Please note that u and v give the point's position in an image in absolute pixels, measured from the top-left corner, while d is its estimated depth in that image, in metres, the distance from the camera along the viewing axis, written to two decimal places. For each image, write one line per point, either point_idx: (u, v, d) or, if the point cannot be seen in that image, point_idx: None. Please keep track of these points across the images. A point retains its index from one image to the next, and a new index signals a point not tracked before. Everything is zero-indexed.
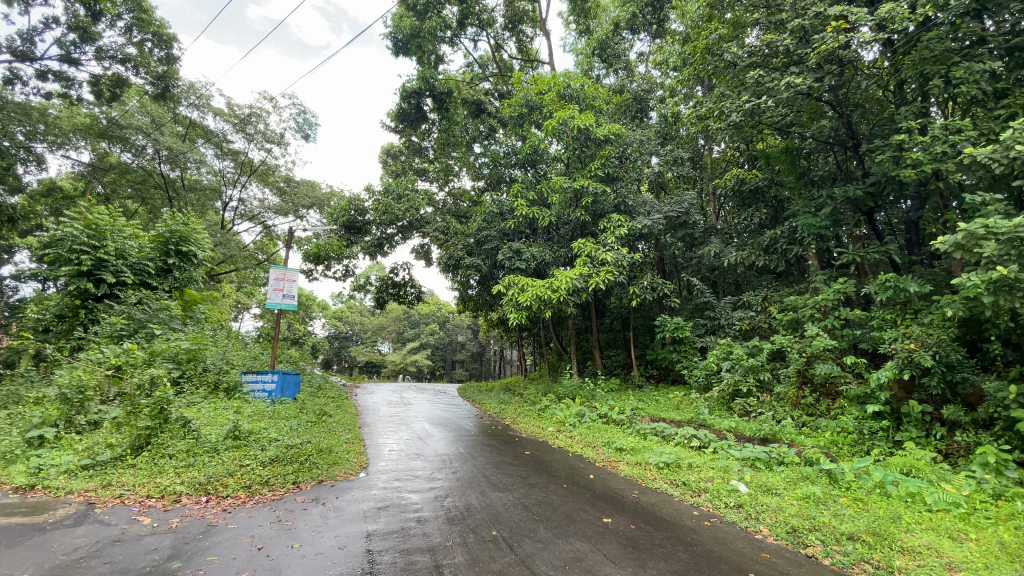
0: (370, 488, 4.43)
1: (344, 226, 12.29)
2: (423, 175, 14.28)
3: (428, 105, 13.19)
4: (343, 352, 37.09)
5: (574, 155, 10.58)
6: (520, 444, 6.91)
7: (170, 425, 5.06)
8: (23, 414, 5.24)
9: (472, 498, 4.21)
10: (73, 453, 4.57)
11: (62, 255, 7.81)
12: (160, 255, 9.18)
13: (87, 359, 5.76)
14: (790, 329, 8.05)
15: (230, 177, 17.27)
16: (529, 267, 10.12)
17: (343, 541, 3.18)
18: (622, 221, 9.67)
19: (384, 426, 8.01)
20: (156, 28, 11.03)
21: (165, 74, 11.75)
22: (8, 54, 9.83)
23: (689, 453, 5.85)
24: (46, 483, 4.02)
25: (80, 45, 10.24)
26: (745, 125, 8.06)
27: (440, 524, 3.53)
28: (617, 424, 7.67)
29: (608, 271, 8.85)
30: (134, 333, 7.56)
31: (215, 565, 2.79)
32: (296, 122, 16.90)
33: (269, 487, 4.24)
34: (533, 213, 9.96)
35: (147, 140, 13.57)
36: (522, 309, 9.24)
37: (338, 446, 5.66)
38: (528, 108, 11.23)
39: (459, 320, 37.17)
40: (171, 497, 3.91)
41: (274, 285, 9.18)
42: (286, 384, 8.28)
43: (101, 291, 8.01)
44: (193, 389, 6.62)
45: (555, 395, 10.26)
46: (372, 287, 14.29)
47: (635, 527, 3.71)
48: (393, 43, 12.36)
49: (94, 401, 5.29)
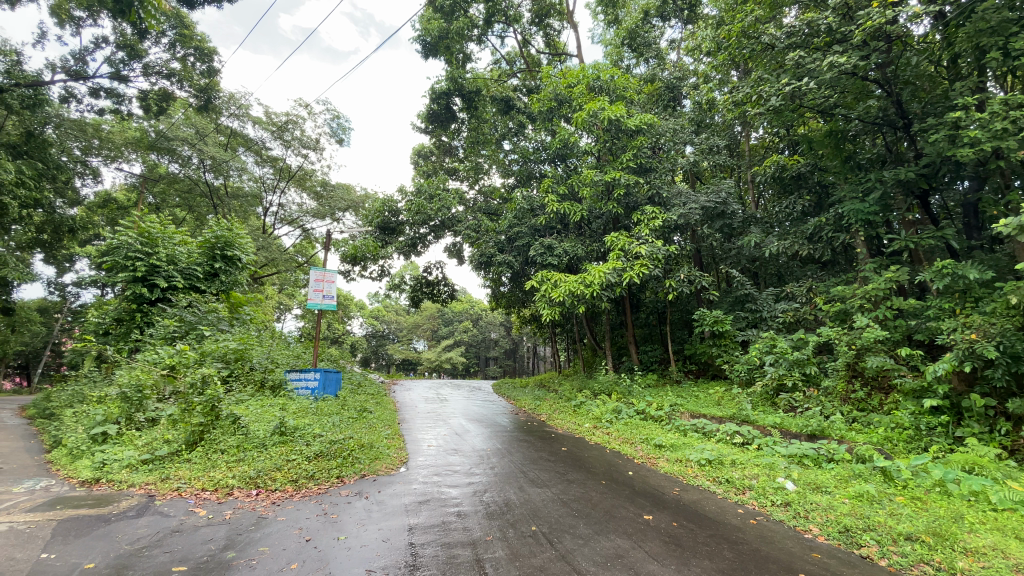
0: (410, 482, 4.52)
1: (379, 227, 12.57)
2: (454, 174, 14.40)
3: (458, 105, 13.32)
4: (380, 351, 37.99)
5: (606, 147, 10.42)
6: (556, 441, 6.89)
7: (222, 421, 5.27)
8: (88, 413, 5.63)
9: (511, 494, 4.23)
10: (133, 448, 4.85)
11: (118, 262, 8.32)
12: (207, 259, 9.57)
13: (145, 359, 6.09)
14: (838, 320, 7.66)
15: (270, 183, 17.96)
16: (561, 262, 10.06)
17: (386, 534, 3.26)
18: (656, 213, 9.47)
19: (422, 422, 8.14)
20: (197, 43, 11.52)
21: (208, 87, 12.18)
22: (63, 74, 10.46)
23: (732, 450, 5.70)
24: (110, 476, 4.30)
25: (128, 63, 10.80)
26: (784, 109, 7.75)
27: (480, 518, 3.56)
28: (655, 421, 7.53)
29: (643, 264, 8.65)
30: (186, 334, 7.96)
31: (266, 555, 2.90)
32: (330, 127, 17.38)
33: (314, 481, 4.38)
34: (564, 208, 9.88)
35: (192, 150, 14.27)
36: (556, 306, 9.20)
37: (378, 442, 5.79)
38: (557, 102, 11.14)
39: (493, 317, 37.48)
40: (224, 490, 4.09)
41: (314, 286, 9.45)
42: (328, 381, 8.61)
43: (155, 296, 8.49)
44: (240, 387, 6.92)
45: (591, 391, 10.18)
46: (407, 287, 14.51)
47: (677, 525, 3.65)
48: (422, 45, 12.51)
49: (152, 399, 5.62)
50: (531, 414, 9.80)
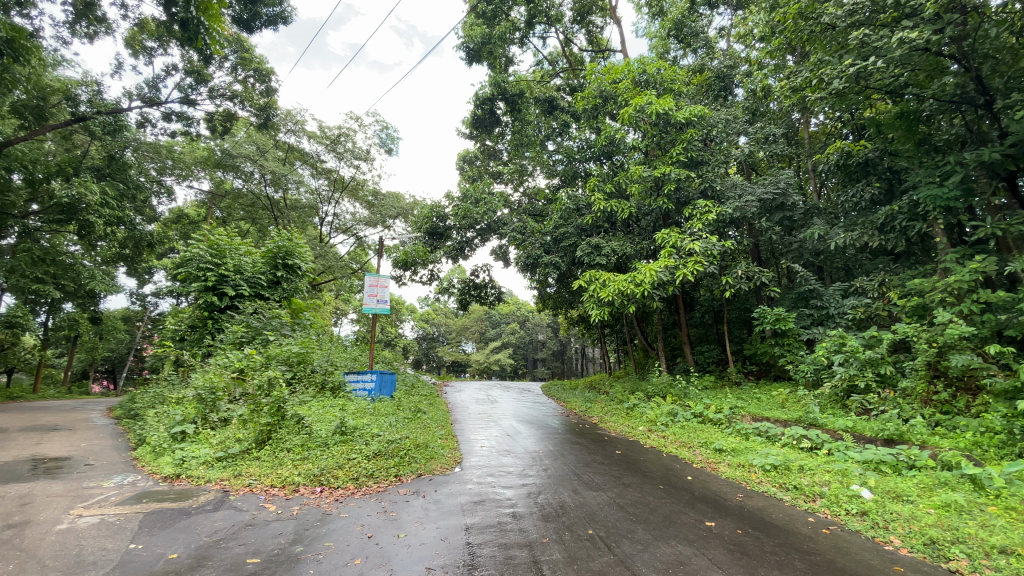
0: (465, 482, 4.57)
1: (428, 232, 12.87)
2: (499, 177, 14.50)
3: (501, 109, 13.48)
4: (430, 353, 38.85)
5: (654, 142, 10.17)
6: (610, 444, 6.77)
7: (287, 421, 5.50)
8: (169, 413, 6.17)
9: (565, 495, 4.21)
10: (209, 446, 5.21)
11: (191, 273, 8.98)
12: (270, 268, 10.10)
13: (217, 363, 6.48)
14: (916, 316, 7.10)
15: (325, 194, 18.79)
16: (610, 262, 9.89)
17: (443, 533, 3.31)
18: (710, 207, 9.14)
19: (474, 423, 8.24)
20: (256, 65, 12.22)
21: (267, 105, 12.82)
22: (139, 101, 11.40)
23: (799, 455, 5.40)
24: (189, 473, 4.64)
25: (196, 87, 11.62)
26: (848, 91, 7.28)
27: (535, 520, 3.55)
28: (714, 425, 7.25)
29: (697, 261, 8.37)
30: (252, 339, 8.44)
31: (331, 550, 3.01)
32: (380, 137, 17.99)
33: (374, 480, 4.52)
34: (611, 206, 9.72)
35: (254, 166, 15.20)
36: (606, 306, 9.07)
37: (433, 442, 5.90)
38: (602, 99, 10.95)
39: (540, 319, 37.46)
40: (291, 487, 4.30)
41: (369, 291, 9.79)
42: (384, 382, 8.93)
43: (224, 303, 9.05)
44: (303, 388, 7.26)
45: (644, 393, 9.93)
46: (455, 290, 14.72)
47: (742, 532, 3.49)
48: (465, 52, 12.74)
49: (224, 400, 6.02)
50: (583, 416, 9.69)
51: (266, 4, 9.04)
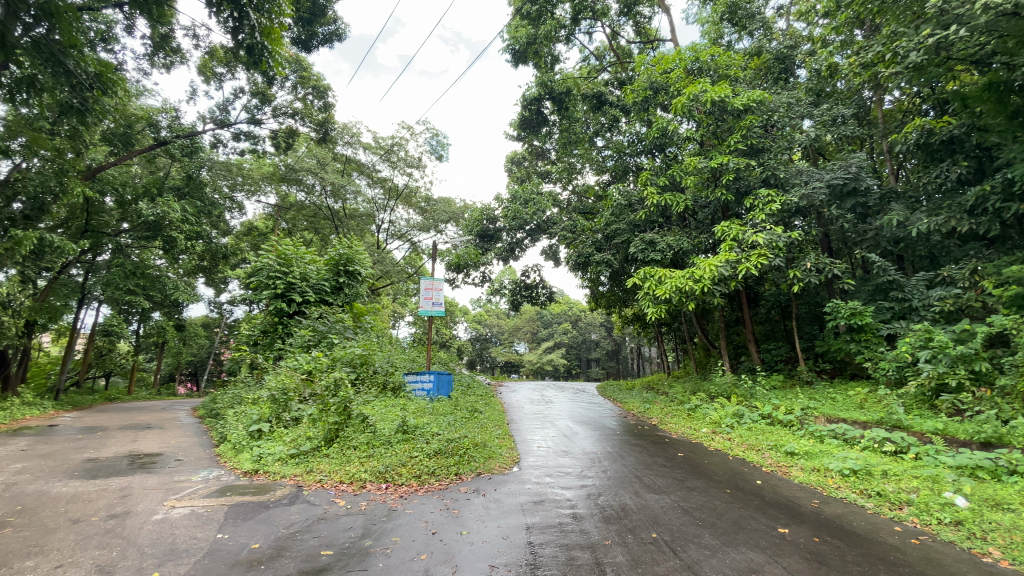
0: (524, 482, 4.60)
1: (479, 235, 13.07)
2: (547, 177, 14.50)
3: (548, 108, 13.44)
4: (484, 354, 39.41)
5: (709, 132, 9.80)
6: (672, 446, 6.57)
7: (353, 420, 5.75)
8: (247, 412, 6.63)
9: (627, 498, 4.12)
10: (283, 444, 5.55)
11: (263, 281, 9.61)
12: (333, 275, 10.60)
13: (288, 365, 6.88)
14: (1015, 306, 6.41)
15: (381, 203, 19.51)
16: (665, 258, 9.59)
17: (505, 531, 3.34)
18: (773, 196, 8.69)
19: (530, 423, 8.25)
20: (314, 82, 12.87)
21: (326, 120, 13.44)
22: (212, 123, 12.32)
23: (882, 459, 5.01)
24: (266, 468, 4.96)
25: (261, 107, 12.40)
26: (927, 64, 6.70)
27: (596, 522, 3.51)
28: (785, 427, 6.88)
29: (760, 254, 7.96)
30: (318, 343, 8.90)
31: (398, 545, 3.12)
32: (430, 144, 18.46)
33: (435, 478, 4.63)
34: (665, 200, 9.45)
35: (315, 178, 16.03)
36: (663, 304, 8.84)
37: (491, 441, 5.97)
38: (653, 91, 10.66)
39: (593, 318, 37.00)
40: (359, 483, 4.49)
41: (424, 294, 10.07)
42: (442, 383, 9.13)
43: (292, 309, 9.62)
44: (367, 389, 7.56)
45: (707, 393, 9.56)
46: (507, 291, 14.83)
47: (819, 541, 3.28)
48: (511, 54, 12.87)
49: (295, 400, 6.39)
50: (642, 417, 9.48)
51: (322, 23, 9.49)
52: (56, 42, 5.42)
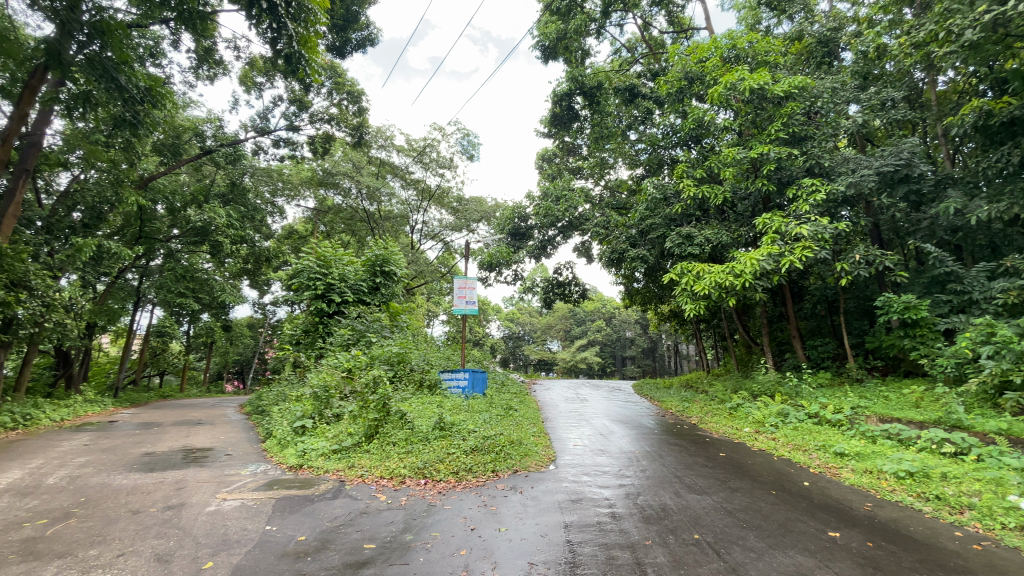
0: (561, 480, 4.58)
1: (510, 233, 13.10)
2: (579, 173, 14.37)
3: (579, 103, 13.32)
4: (517, 352, 39.48)
5: (748, 121, 9.50)
6: (713, 446, 6.40)
7: (392, 417, 5.87)
8: (291, 409, 6.88)
9: (667, 498, 4.05)
10: (326, 439, 5.73)
11: (304, 282, 9.94)
12: (370, 275, 10.85)
13: (329, 363, 7.09)
14: None
15: (414, 204, 19.81)
16: (703, 252, 9.33)
17: (543, 529, 3.34)
18: (817, 185, 8.34)
19: (565, 422, 8.21)
20: (349, 87, 13.17)
21: (360, 124, 13.75)
22: (253, 132, 12.81)
23: (941, 461, 4.74)
24: (310, 463, 5.13)
25: (299, 114, 12.81)
26: (985, 42, 6.28)
27: (636, 522, 3.46)
28: (833, 426, 6.60)
29: (804, 246, 7.65)
30: (357, 341, 9.14)
31: (438, 540, 3.17)
32: (461, 144, 18.61)
33: (473, 474, 4.68)
34: (702, 193, 9.20)
35: (351, 182, 16.43)
36: (701, 300, 8.61)
37: (526, 439, 5.98)
38: (687, 81, 10.38)
39: (627, 316, 36.45)
40: (398, 478, 4.58)
41: (458, 293, 10.17)
42: (476, 380, 9.18)
43: (332, 309, 9.89)
44: (404, 386, 7.71)
45: (749, 392, 9.27)
46: (539, 289, 14.80)
47: (872, 545, 3.13)
48: (541, 50, 12.84)
49: (336, 397, 6.57)
50: (680, 416, 9.29)
51: (356, 29, 9.70)
52: (108, 58, 5.81)
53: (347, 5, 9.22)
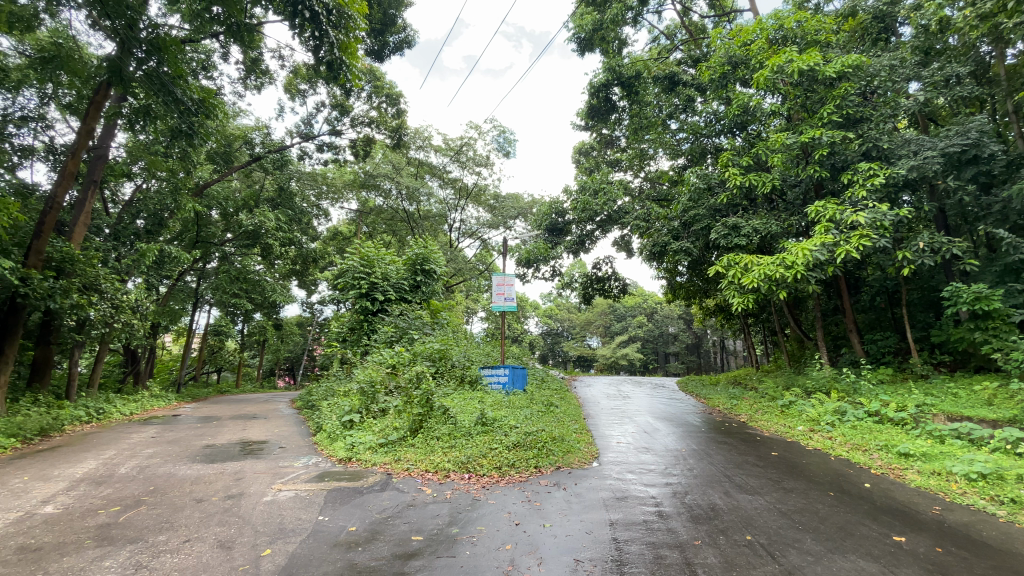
0: (605, 477, 4.53)
1: (548, 229, 13.04)
2: (617, 166, 14.13)
3: (617, 95, 13.09)
4: (556, 348, 39.38)
5: (797, 105, 9.07)
6: (764, 444, 6.16)
7: (435, 411, 5.98)
8: (340, 404, 7.13)
9: (716, 498, 3.93)
10: (373, 433, 5.91)
11: (349, 281, 10.26)
12: (411, 274, 11.08)
13: (374, 360, 7.31)
14: None
15: (452, 202, 20.04)
16: (750, 243, 8.98)
17: (588, 526, 3.32)
18: (875, 169, 7.86)
19: (607, 419, 8.12)
20: (387, 90, 13.43)
21: (399, 126, 14.03)
22: (298, 137, 13.31)
23: (1019, 463, 4.39)
24: (358, 456, 5.30)
25: (340, 118, 13.20)
26: None
27: (684, 521, 3.38)
28: (896, 425, 6.23)
29: (861, 234, 7.23)
30: (400, 338, 9.36)
31: (483, 534, 3.20)
32: (498, 142, 18.67)
33: (515, 469, 4.70)
34: (749, 181, 8.84)
35: (392, 183, 16.81)
36: (749, 293, 8.30)
37: (569, 435, 5.95)
38: (731, 65, 9.99)
39: (669, 311, 35.60)
40: (443, 472, 4.67)
41: (496, 290, 10.23)
42: (516, 376, 9.17)
43: (376, 307, 10.16)
44: (446, 381, 7.84)
45: (802, 389, 8.87)
46: (578, 285, 14.68)
47: (943, 551, 2.93)
48: (577, 43, 12.70)
49: (381, 392, 6.76)
50: (728, 413, 9.01)
51: (393, 33, 9.89)
52: (165, 73, 6.19)
53: (385, 9, 9.40)
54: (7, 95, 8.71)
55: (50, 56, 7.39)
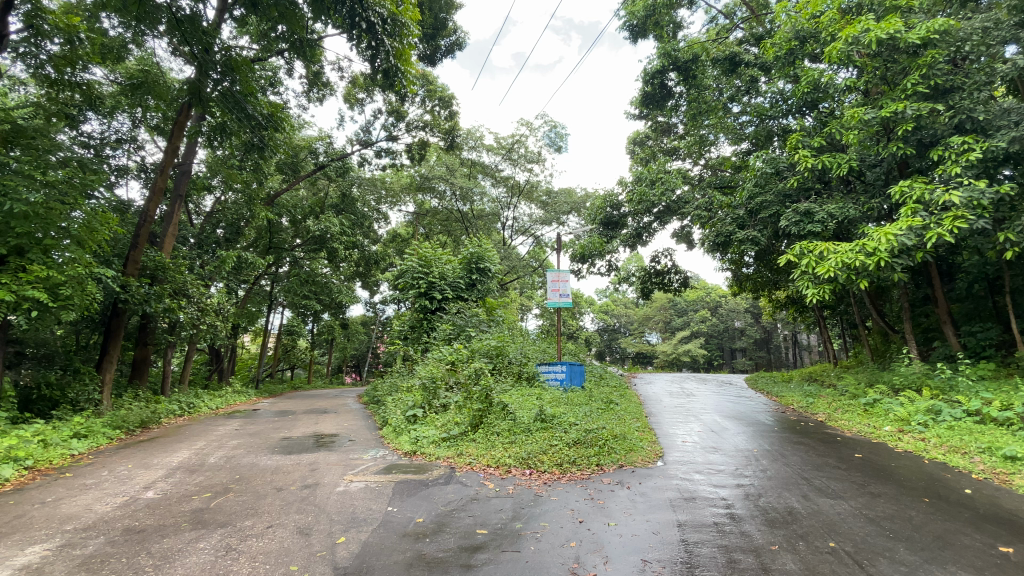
0: (671, 477, 4.39)
1: (603, 223, 12.81)
2: (674, 154, 13.64)
3: (673, 80, 12.65)
4: (614, 344, 38.71)
5: (876, 77, 8.42)
6: (845, 446, 5.72)
7: (494, 407, 6.06)
8: (404, 399, 7.39)
9: (793, 501, 3.71)
10: (436, 428, 6.07)
11: (408, 281, 10.60)
12: (466, 272, 11.25)
13: (434, 357, 7.52)
14: None
15: (505, 201, 20.18)
16: (825, 230, 8.37)
17: (655, 526, 3.24)
18: (969, 143, 7.09)
19: (671, 417, 7.85)
20: (440, 93, 13.75)
21: (452, 128, 14.29)
22: (358, 145, 13.88)
23: None
24: (423, 450, 5.47)
25: (396, 124, 13.63)
26: None
27: (759, 525, 3.22)
28: (1001, 426, 5.60)
29: (955, 215, 6.54)
30: (458, 335, 9.56)
31: (547, 530, 3.20)
32: (549, 137, 18.58)
33: (577, 467, 4.66)
34: (821, 163, 8.26)
35: (446, 184, 17.19)
36: (825, 284, 7.74)
37: (630, 433, 5.82)
38: (799, 40, 9.35)
39: (734, 304, 33.97)
40: (505, 467, 4.72)
41: (551, 286, 10.18)
42: (574, 373, 9.05)
43: (434, 306, 10.43)
44: (504, 378, 7.93)
45: (888, 386, 8.18)
46: (635, 279, 14.33)
47: None
48: (629, 31, 12.38)
49: (442, 388, 6.93)
50: (804, 413, 8.47)
51: (444, 36, 10.08)
52: (237, 92, 6.57)
53: (436, 14, 9.60)
54: (104, 120, 9.67)
55: (138, 82, 8.19)
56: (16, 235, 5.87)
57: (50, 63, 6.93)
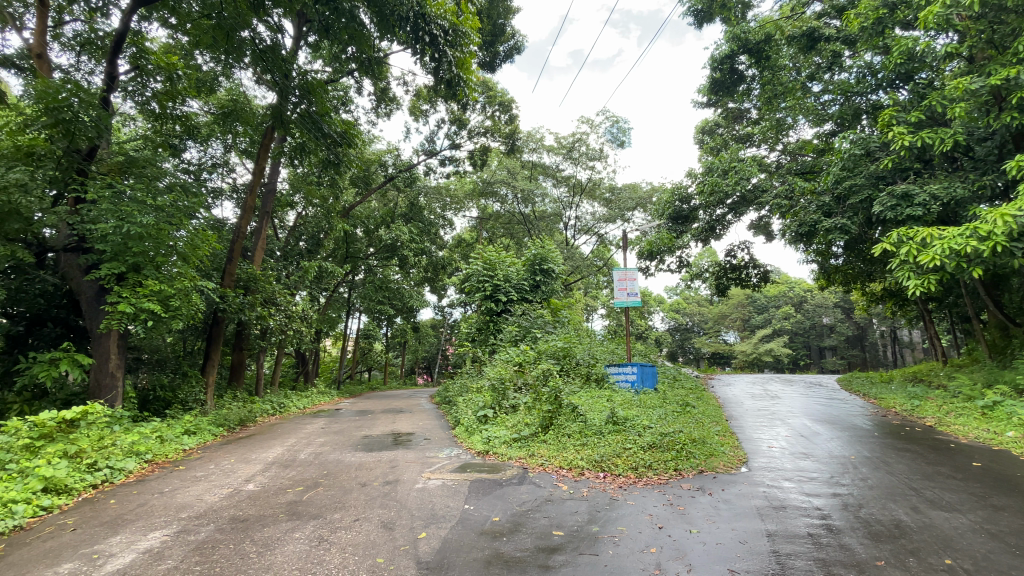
0: (757, 485, 4.14)
1: (671, 217, 12.35)
2: (748, 141, 12.89)
3: (744, 64, 12.02)
4: (686, 344, 37.17)
5: (981, 41, 7.48)
6: (962, 454, 5.10)
7: (564, 409, 6.02)
8: (474, 400, 7.56)
9: (900, 513, 3.37)
10: (507, 428, 6.15)
11: (474, 284, 10.84)
12: (530, 274, 11.31)
13: (502, 359, 7.63)
14: None
15: (567, 200, 20.08)
16: (926, 214, 7.54)
17: (742, 535, 3.07)
18: None
19: (753, 420, 7.40)
20: (500, 98, 13.94)
21: (512, 132, 14.45)
22: (423, 155, 14.40)
23: None
24: (495, 450, 5.57)
25: (459, 131, 13.98)
26: None
27: (861, 538, 2.95)
28: None
29: None
30: (524, 337, 9.63)
31: (625, 535, 3.13)
32: (611, 133, 18.24)
33: (653, 471, 4.53)
34: (918, 140, 7.46)
35: (509, 188, 17.39)
36: (930, 274, 6.96)
37: (710, 437, 5.55)
38: (888, 8, 8.51)
39: (820, 299, 31.43)
40: (578, 469, 4.68)
41: (618, 285, 9.98)
42: (645, 374, 8.82)
43: (500, 308, 10.58)
44: (572, 379, 7.87)
45: (1010, 386, 7.21)
46: (709, 275, 13.68)
47: None
48: (693, 16, 11.88)
49: (511, 389, 7.01)
50: (907, 416, 7.67)
51: (503, 41, 10.24)
52: (314, 113, 7.12)
53: (494, 20, 9.77)
54: (201, 148, 10.74)
55: (229, 110, 9.03)
56: (134, 253, 6.61)
57: (155, 99, 7.82)
